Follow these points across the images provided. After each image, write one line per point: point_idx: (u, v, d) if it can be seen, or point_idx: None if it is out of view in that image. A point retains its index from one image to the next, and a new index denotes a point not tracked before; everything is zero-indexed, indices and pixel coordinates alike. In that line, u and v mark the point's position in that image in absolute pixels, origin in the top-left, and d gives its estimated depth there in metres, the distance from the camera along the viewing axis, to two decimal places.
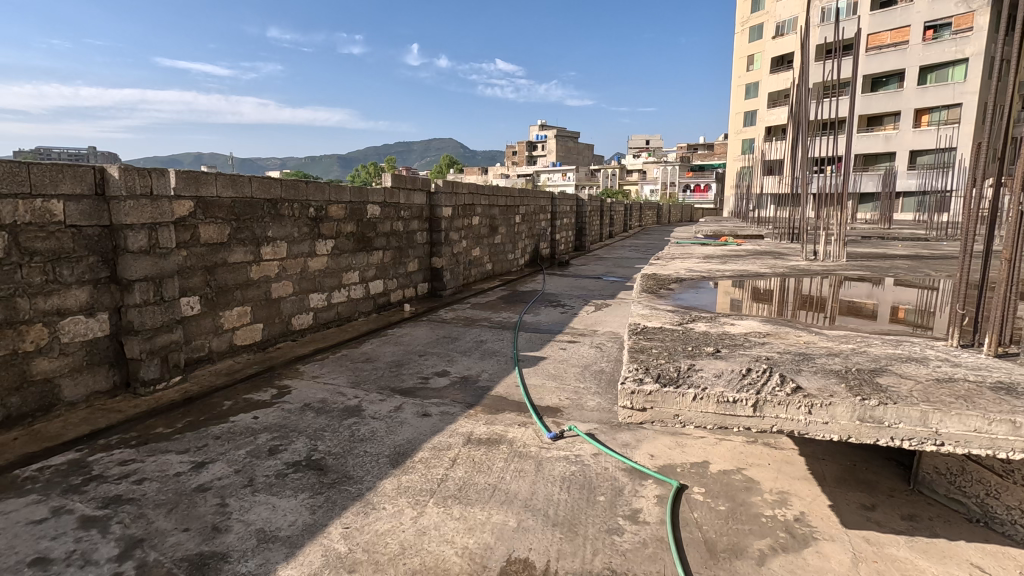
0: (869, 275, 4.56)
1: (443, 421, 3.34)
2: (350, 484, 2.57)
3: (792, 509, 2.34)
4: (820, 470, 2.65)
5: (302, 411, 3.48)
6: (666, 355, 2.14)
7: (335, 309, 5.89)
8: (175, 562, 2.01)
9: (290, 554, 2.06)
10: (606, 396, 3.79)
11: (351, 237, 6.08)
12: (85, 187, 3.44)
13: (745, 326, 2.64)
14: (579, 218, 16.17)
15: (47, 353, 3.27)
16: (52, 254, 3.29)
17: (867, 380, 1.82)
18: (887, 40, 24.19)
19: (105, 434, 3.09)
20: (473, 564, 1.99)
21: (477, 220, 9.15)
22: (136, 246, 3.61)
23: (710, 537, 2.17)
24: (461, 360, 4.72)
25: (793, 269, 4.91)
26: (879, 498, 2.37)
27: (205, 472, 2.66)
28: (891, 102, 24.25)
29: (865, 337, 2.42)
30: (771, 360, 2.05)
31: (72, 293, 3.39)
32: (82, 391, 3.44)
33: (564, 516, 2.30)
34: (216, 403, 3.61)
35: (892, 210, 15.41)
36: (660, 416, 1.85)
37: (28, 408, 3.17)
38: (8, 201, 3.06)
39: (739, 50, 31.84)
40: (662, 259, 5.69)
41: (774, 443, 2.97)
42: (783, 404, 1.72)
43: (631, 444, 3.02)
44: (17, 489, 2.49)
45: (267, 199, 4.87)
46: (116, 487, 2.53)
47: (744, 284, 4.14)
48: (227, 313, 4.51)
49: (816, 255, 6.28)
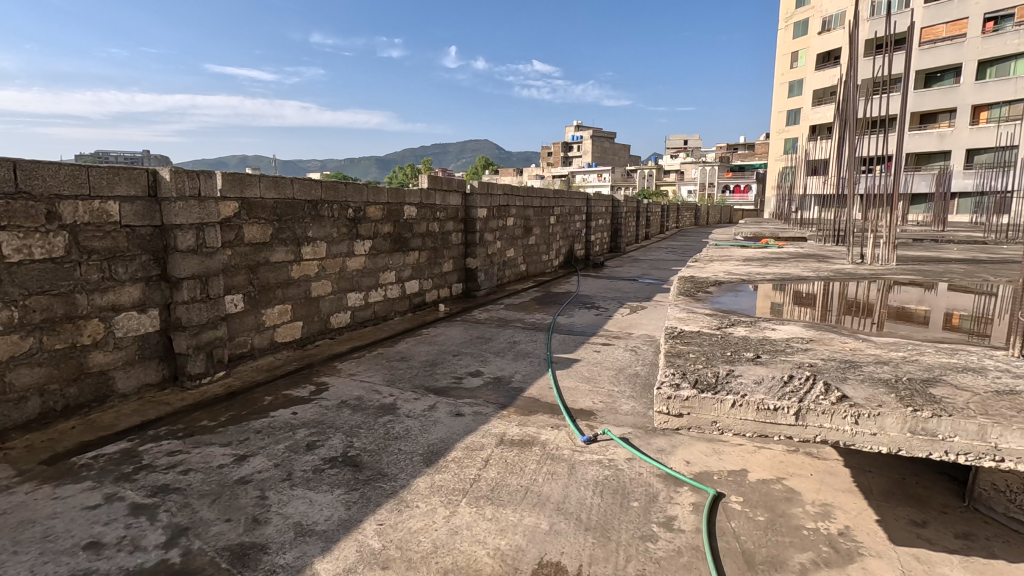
0: (922, 280, 4.34)
1: (476, 421, 3.35)
2: (384, 482, 2.61)
3: (836, 523, 2.25)
4: (866, 483, 2.54)
5: (338, 408, 3.55)
6: (704, 360, 2.09)
7: (372, 308, 6.00)
8: (217, 551, 2.08)
9: (326, 548, 2.10)
10: (641, 400, 3.74)
11: (389, 237, 6.17)
12: (139, 189, 3.61)
13: (788, 331, 2.56)
14: (614, 219, 16.03)
15: (102, 346, 3.44)
16: (108, 253, 3.46)
17: (920, 390, 1.73)
18: (942, 34, 23.12)
19: (153, 426, 3.22)
20: (505, 565, 1.99)
21: (512, 222, 9.20)
22: (184, 245, 3.76)
23: (749, 548, 2.10)
24: (495, 360, 4.74)
25: (837, 272, 4.73)
26: (930, 515, 2.26)
27: (246, 465, 2.75)
28: (947, 99, 23.10)
29: (917, 345, 2.30)
30: (815, 367, 1.98)
31: (125, 290, 3.55)
32: (134, 383, 3.61)
33: (597, 521, 2.28)
34: (257, 399, 3.71)
35: (945, 211, 14.65)
36: (698, 422, 1.81)
37: (84, 399, 3.34)
38: (69, 202, 3.24)
39: (783, 46, 30.97)
40: (701, 262, 5.60)
41: (817, 454, 2.88)
42: (828, 413, 1.66)
43: (667, 449, 2.97)
44: (74, 475, 2.63)
45: (308, 200, 4.99)
46: (163, 476, 2.64)
47: (786, 288, 4.02)
48: (269, 310, 4.65)
49: (863, 258, 6.01)
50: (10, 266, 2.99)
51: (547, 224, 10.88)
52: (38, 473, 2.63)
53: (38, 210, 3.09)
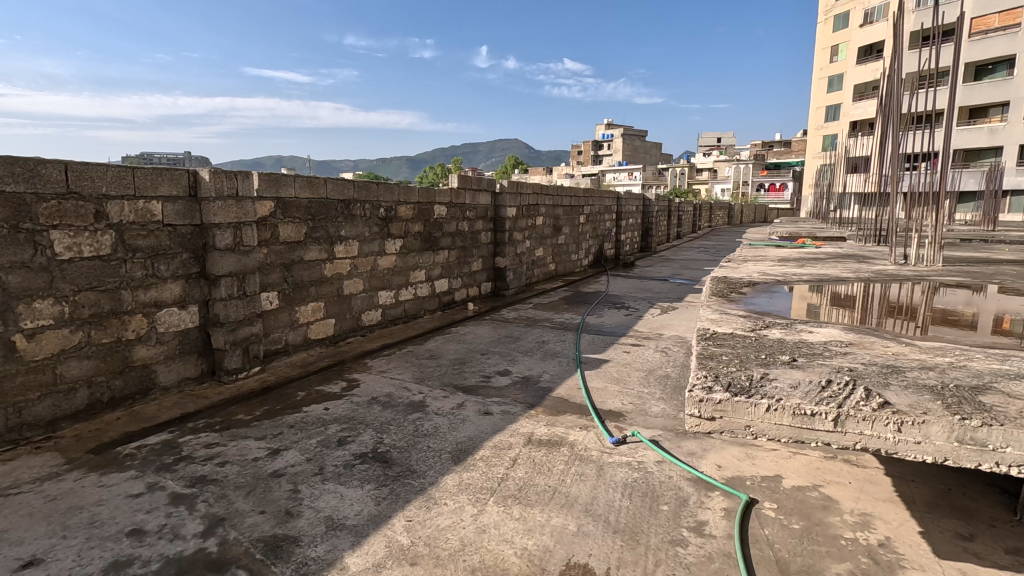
0: (971, 281, 4.14)
1: (505, 421, 3.34)
2: (413, 478, 2.63)
3: (876, 533, 2.17)
4: (908, 493, 2.45)
5: (369, 404, 3.60)
6: (738, 363, 2.03)
7: (402, 306, 6.07)
8: (252, 542, 2.13)
9: (356, 542, 2.13)
10: (672, 403, 3.68)
11: (419, 236, 6.23)
12: (180, 188, 3.73)
13: (825, 334, 2.48)
14: (644, 219, 15.81)
15: (146, 341, 3.57)
16: (152, 251, 3.59)
17: (968, 398, 1.65)
18: (995, 24, 22.07)
19: (192, 419, 3.33)
20: (532, 566, 1.98)
21: (541, 221, 9.18)
22: (223, 244, 3.87)
23: (783, 557, 2.05)
24: (523, 359, 4.73)
25: (878, 273, 4.55)
26: (978, 528, 2.15)
27: (280, 459, 2.82)
28: (999, 92, 22.01)
29: (965, 350, 2.20)
30: (855, 371, 1.90)
31: (167, 286, 3.68)
32: (174, 376, 3.74)
33: (626, 524, 2.25)
34: (291, 394, 3.80)
35: (997, 210, 13.97)
36: (731, 426, 1.77)
37: (129, 391, 3.48)
38: (116, 201, 3.36)
39: (822, 41, 30.05)
40: (734, 262, 5.49)
41: (856, 461, 2.79)
42: (869, 420, 1.60)
43: (698, 453, 2.92)
44: (119, 464, 2.74)
45: (341, 200, 5.08)
46: (202, 468, 2.72)
47: (823, 289, 3.90)
48: (303, 307, 4.76)
49: (907, 259, 5.76)
50: (60, 263, 3.13)
51: (576, 224, 10.82)
52: (86, 461, 2.76)
53: (86, 209, 3.22)
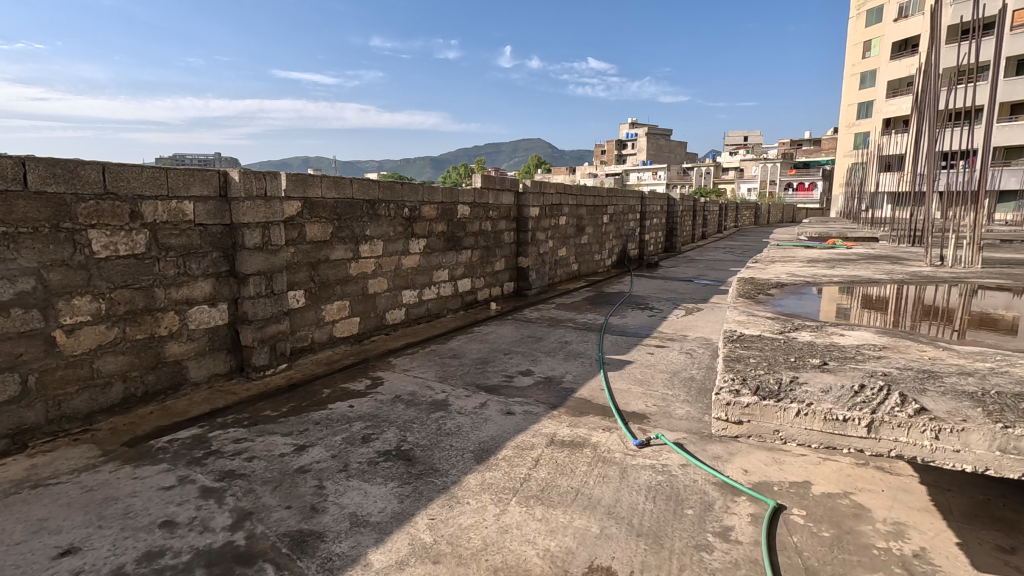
0: (1011, 283, 3.99)
1: (527, 421, 3.34)
2: (436, 476, 2.65)
3: (911, 543, 2.10)
4: (945, 503, 2.36)
5: (392, 402, 3.64)
6: (766, 366, 1.99)
7: (426, 305, 6.11)
8: (278, 536, 2.17)
9: (379, 539, 2.15)
10: (697, 405, 3.63)
11: (442, 236, 6.27)
12: (211, 189, 3.82)
13: (858, 337, 2.41)
14: (669, 218, 15.63)
15: (178, 337, 3.67)
16: (184, 249, 3.68)
17: (1011, 405, 1.58)
18: None
19: (221, 414, 3.40)
20: (554, 567, 1.98)
21: (564, 221, 9.15)
22: (251, 243, 3.95)
23: (812, 565, 2.00)
24: (546, 360, 4.72)
25: (913, 274, 4.42)
26: (1020, 541, 2.07)
27: (306, 455, 2.86)
28: None
29: (1007, 356, 2.12)
30: (889, 376, 1.84)
31: (198, 284, 3.77)
32: (204, 372, 3.83)
33: (649, 527, 2.22)
34: (316, 391, 3.85)
35: None
36: (759, 430, 1.74)
37: (161, 385, 3.57)
38: (150, 202, 3.46)
39: (855, 36, 29.25)
40: (762, 262, 5.39)
41: (889, 468, 2.71)
42: (904, 427, 1.55)
43: (723, 457, 2.87)
44: (151, 457, 2.81)
45: (366, 200, 5.14)
46: (230, 462, 2.78)
47: (854, 290, 3.80)
48: (329, 305, 4.83)
49: (943, 260, 5.57)
50: (98, 261, 3.23)
51: (599, 224, 10.76)
52: (120, 454, 2.84)
53: (122, 209, 3.32)
